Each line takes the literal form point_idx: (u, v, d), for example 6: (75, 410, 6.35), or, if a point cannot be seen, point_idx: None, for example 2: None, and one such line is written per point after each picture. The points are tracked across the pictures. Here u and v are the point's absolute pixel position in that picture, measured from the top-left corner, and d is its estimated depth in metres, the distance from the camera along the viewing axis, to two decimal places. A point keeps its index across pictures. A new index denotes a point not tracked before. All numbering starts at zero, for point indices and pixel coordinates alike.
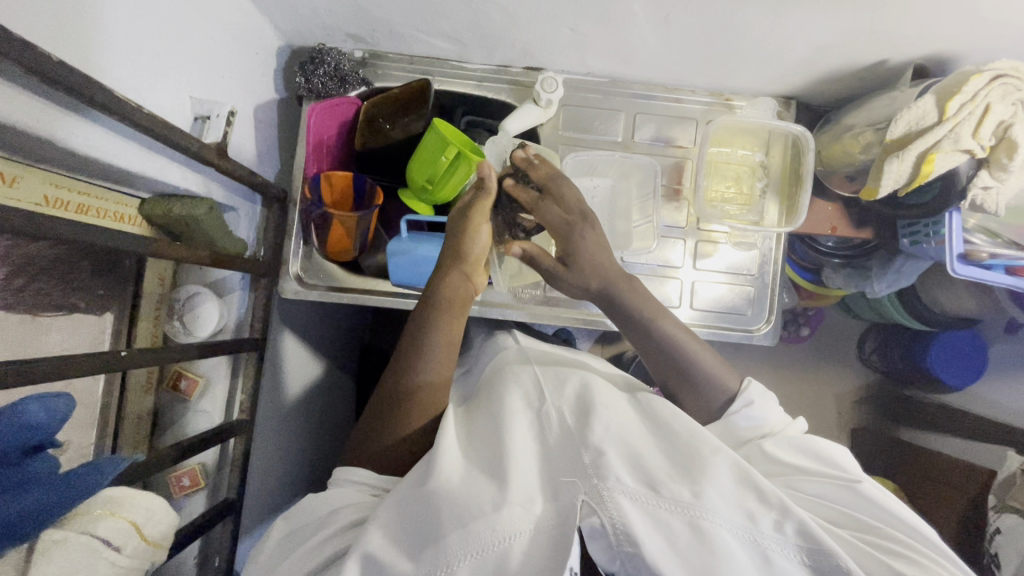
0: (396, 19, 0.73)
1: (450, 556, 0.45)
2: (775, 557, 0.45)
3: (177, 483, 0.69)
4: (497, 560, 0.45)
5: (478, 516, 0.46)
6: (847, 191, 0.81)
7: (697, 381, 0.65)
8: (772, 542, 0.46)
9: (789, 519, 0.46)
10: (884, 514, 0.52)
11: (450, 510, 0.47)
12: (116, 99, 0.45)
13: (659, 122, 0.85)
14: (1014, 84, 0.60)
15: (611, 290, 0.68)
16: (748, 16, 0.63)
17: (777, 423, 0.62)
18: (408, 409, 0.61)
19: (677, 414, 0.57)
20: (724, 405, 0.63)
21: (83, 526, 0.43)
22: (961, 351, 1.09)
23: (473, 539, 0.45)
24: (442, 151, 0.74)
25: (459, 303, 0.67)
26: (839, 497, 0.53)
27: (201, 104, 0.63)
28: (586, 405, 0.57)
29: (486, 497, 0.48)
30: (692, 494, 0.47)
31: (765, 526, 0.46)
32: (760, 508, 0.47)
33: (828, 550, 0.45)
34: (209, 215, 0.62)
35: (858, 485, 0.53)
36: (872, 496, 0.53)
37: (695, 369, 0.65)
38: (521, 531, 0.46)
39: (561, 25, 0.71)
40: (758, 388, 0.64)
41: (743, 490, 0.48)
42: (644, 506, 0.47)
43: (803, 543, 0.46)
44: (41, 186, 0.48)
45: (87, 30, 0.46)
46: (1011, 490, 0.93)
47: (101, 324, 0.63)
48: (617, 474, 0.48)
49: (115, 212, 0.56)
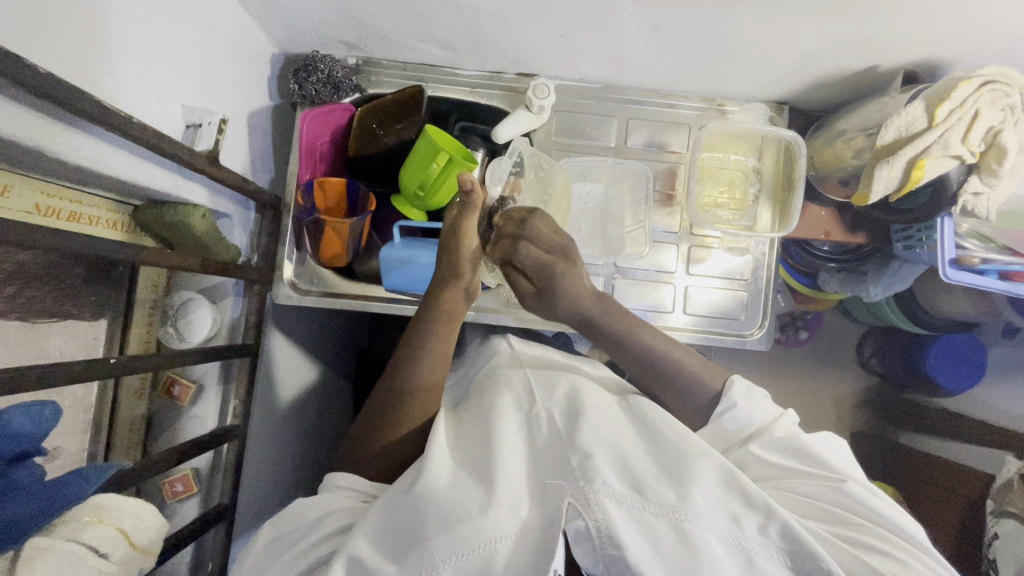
0: (389, 27, 0.74)
1: (434, 558, 0.45)
2: (759, 559, 0.45)
3: (170, 488, 0.70)
4: (482, 562, 0.45)
5: (464, 519, 0.47)
6: (840, 197, 0.79)
7: (680, 383, 0.66)
8: (757, 544, 0.46)
9: (775, 521, 0.46)
10: (872, 516, 0.52)
11: (436, 513, 0.48)
12: (105, 109, 0.45)
13: (652, 128, 0.85)
14: (1004, 90, 0.61)
15: (589, 319, 0.69)
16: (738, 22, 0.63)
17: (765, 421, 0.62)
18: (397, 418, 0.61)
19: (666, 418, 0.57)
20: (711, 402, 0.64)
21: (68, 534, 0.43)
22: (960, 355, 1.09)
23: (459, 541, 0.46)
24: (434, 157, 0.74)
25: (455, 317, 0.68)
26: (827, 496, 0.53)
27: (193, 112, 0.64)
28: (575, 407, 0.57)
29: (472, 500, 0.48)
30: (677, 497, 0.47)
31: (751, 529, 0.46)
32: (745, 511, 0.47)
33: (811, 551, 0.45)
34: (201, 221, 0.64)
35: (843, 485, 0.53)
36: (858, 496, 0.52)
37: (678, 374, 0.66)
38: (507, 533, 0.46)
39: (552, 32, 0.71)
40: (743, 386, 0.64)
41: (728, 493, 0.48)
42: (630, 509, 0.47)
43: (786, 546, 0.46)
44: (32, 195, 0.51)
45: (80, 41, 0.47)
46: (1008, 495, 0.92)
47: (95, 329, 0.64)
48: (604, 477, 0.48)
49: (107, 220, 0.59)
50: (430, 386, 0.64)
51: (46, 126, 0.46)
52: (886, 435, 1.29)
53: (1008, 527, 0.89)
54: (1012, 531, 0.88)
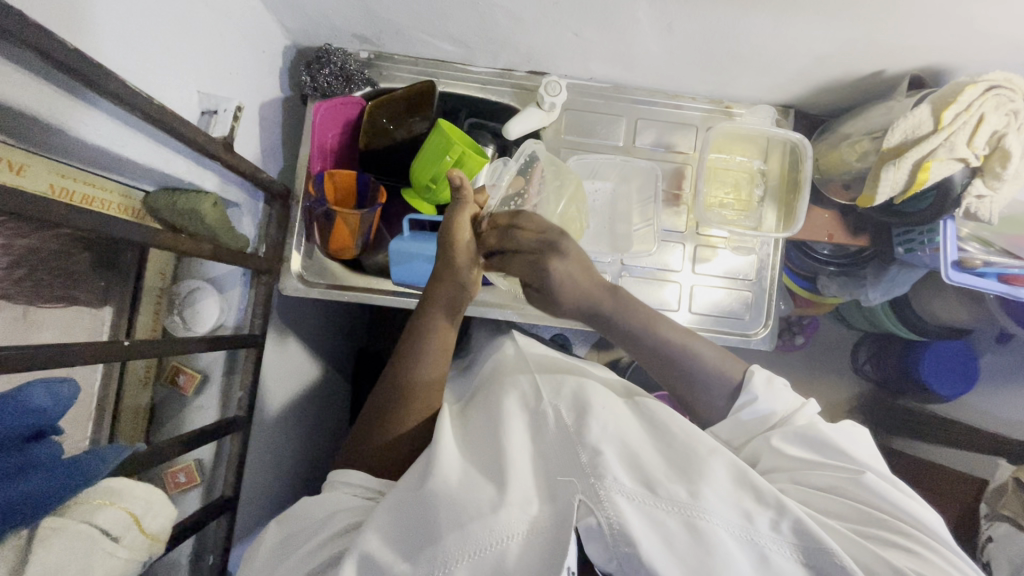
0: (404, 21, 0.74)
1: (448, 555, 0.46)
2: (772, 555, 0.46)
3: (173, 479, 0.69)
4: (494, 561, 0.45)
5: (475, 517, 0.47)
6: (844, 200, 0.80)
7: (698, 380, 0.65)
8: (769, 540, 0.46)
9: (786, 517, 0.47)
10: (892, 509, 0.52)
11: (448, 511, 0.48)
12: (126, 88, 0.45)
13: (660, 128, 0.86)
14: (1008, 96, 0.62)
15: (597, 310, 0.67)
16: (750, 24, 0.65)
17: (787, 413, 0.62)
18: (395, 416, 0.63)
19: (674, 416, 0.58)
20: (732, 394, 0.64)
21: (82, 515, 0.43)
22: (953, 361, 1.10)
23: (471, 538, 0.46)
24: (447, 150, 0.75)
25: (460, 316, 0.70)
26: (845, 489, 0.54)
27: (209, 98, 0.64)
28: (583, 404, 0.57)
29: (484, 497, 0.48)
30: (688, 493, 0.48)
31: (763, 525, 0.47)
32: (757, 507, 0.48)
33: (824, 546, 0.46)
34: (212, 210, 0.63)
35: (862, 476, 0.54)
36: (876, 486, 0.53)
37: (699, 368, 0.65)
38: (519, 531, 0.47)
39: (566, 30, 0.72)
40: (763, 377, 0.64)
41: (740, 490, 0.49)
42: (641, 505, 0.47)
43: (799, 541, 0.46)
44: (48, 175, 0.50)
45: (97, 20, 0.46)
46: (1002, 499, 0.94)
47: (101, 316, 0.63)
48: (614, 474, 0.48)
49: (120, 205, 0.58)
50: (433, 383, 0.66)
51: (60, 100, 0.46)
52: (880, 440, 1.30)
53: (1001, 530, 0.91)
54: (1006, 534, 0.89)
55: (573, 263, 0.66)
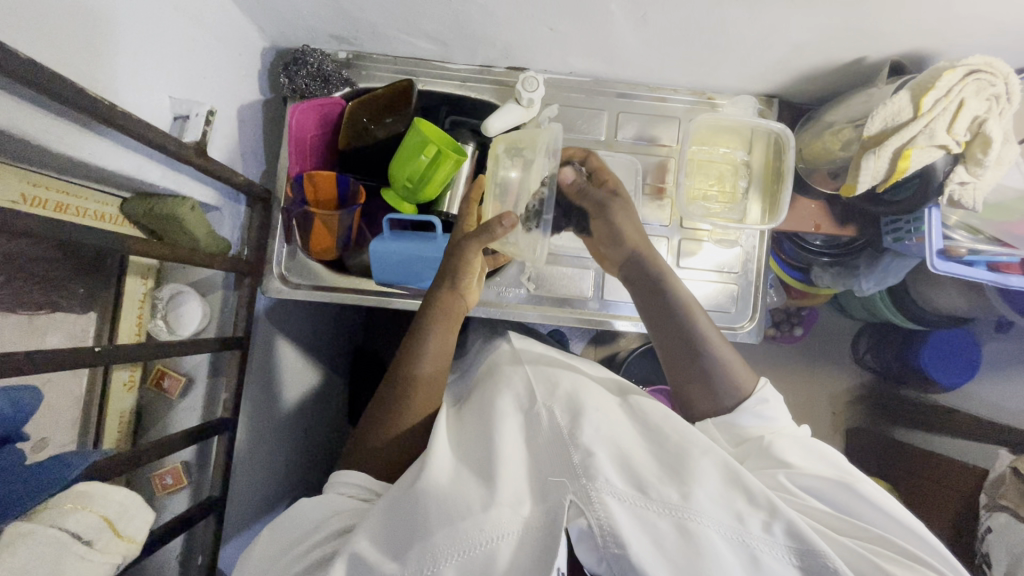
0: (378, 20, 0.74)
1: (437, 553, 0.46)
2: (763, 557, 0.46)
3: (160, 481, 0.70)
4: (484, 559, 0.45)
5: (465, 515, 0.47)
6: (829, 189, 0.80)
7: (715, 381, 0.64)
8: (761, 542, 0.46)
9: (778, 519, 0.47)
10: (879, 518, 0.52)
11: (437, 508, 0.48)
12: (86, 97, 0.45)
13: (643, 121, 0.85)
14: (988, 80, 0.61)
15: (638, 260, 0.70)
16: (725, 13, 0.63)
17: (786, 427, 0.62)
18: (376, 426, 0.63)
19: (668, 417, 0.58)
20: (737, 402, 0.63)
21: (51, 519, 0.43)
22: (955, 351, 1.08)
23: (461, 538, 0.46)
24: (423, 150, 0.75)
25: (453, 321, 0.69)
26: (838, 497, 0.53)
27: (180, 103, 0.64)
28: (577, 406, 0.57)
29: (473, 497, 0.49)
30: (680, 495, 0.48)
31: (754, 527, 0.47)
32: (748, 508, 0.48)
33: (815, 549, 0.45)
34: (190, 214, 0.64)
35: (856, 485, 0.53)
36: (870, 496, 0.52)
37: (718, 373, 0.64)
38: (508, 532, 0.47)
39: (540, 25, 0.72)
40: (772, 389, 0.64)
41: (731, 490, 0.49)
42: (632, 508, 0.47)
43: (793, 544, 0.46)
44: (18, 184, 0.51)
45: (59, 29, 0.47)
46: (1000, 488, 0.92)
47: (83, 321, 0.63)
48: (606, 475, 0.48)
49: (96, 212, 0.59)
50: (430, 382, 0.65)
51: (21, 110, 0.46)
52: (880, 430, 1.29)
53: (1000, 520, 0.90)
54: (1004, 525, 0.88)
55: (630, 217, 0.72)
